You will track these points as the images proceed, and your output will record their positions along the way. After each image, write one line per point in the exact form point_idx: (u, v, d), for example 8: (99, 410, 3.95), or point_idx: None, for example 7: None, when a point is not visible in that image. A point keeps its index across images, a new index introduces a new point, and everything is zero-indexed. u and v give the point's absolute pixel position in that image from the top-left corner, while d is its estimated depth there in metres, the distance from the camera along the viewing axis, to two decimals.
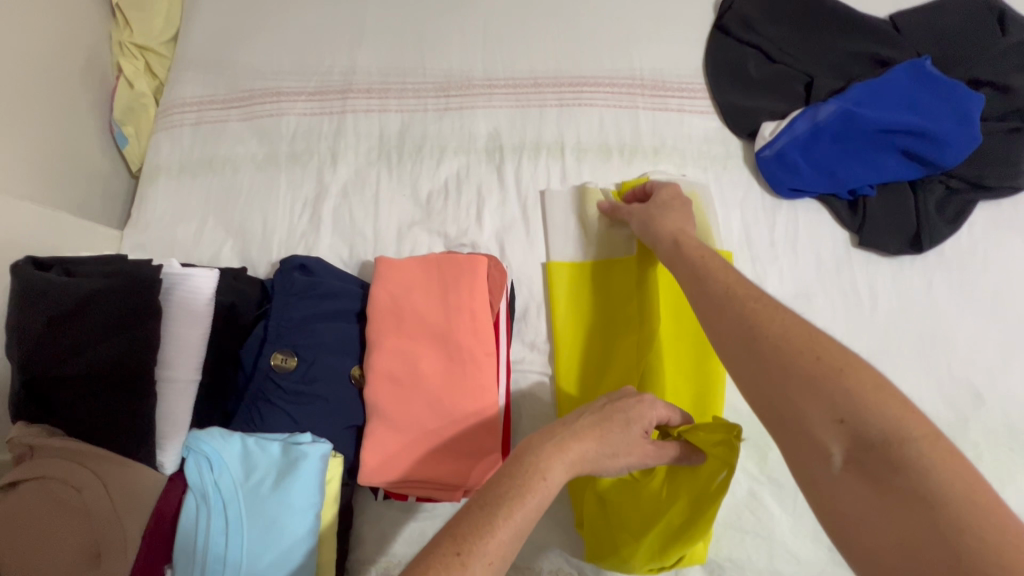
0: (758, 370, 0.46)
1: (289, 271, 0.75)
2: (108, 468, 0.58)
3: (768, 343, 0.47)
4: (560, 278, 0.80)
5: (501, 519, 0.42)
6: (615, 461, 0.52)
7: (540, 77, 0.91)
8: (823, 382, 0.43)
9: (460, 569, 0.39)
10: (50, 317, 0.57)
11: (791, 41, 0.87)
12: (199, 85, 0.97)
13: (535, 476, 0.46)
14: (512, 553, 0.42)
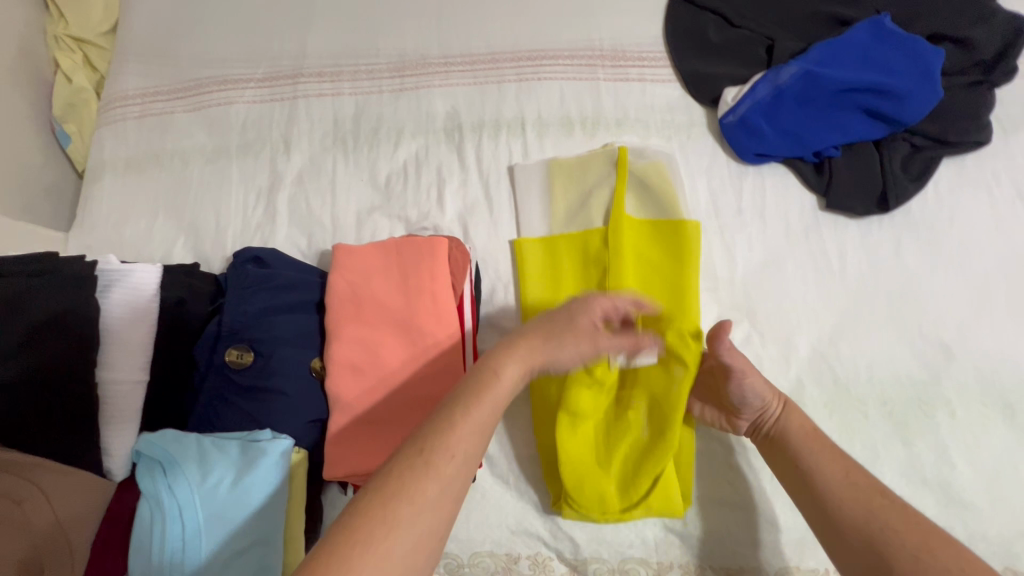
0: (800, 474, 0.57)
1: (243, 263, 0.73)
2: (49, 478, 0.55)
3: (810, 449, 0.58)
4: (525, 260, 0.77)
5: (450, 423, 0.42)
6: (567, 354, 0.51)
7: (497, 52, 0.88)
8: (844, 488, 0.54)
9: (415, 473, 0.39)
10: None
11: (750, 3, 0.85)
12: (140, 76, 0.92)
13: (484, 374, 0.47)
14: (469, 449, 0.42)
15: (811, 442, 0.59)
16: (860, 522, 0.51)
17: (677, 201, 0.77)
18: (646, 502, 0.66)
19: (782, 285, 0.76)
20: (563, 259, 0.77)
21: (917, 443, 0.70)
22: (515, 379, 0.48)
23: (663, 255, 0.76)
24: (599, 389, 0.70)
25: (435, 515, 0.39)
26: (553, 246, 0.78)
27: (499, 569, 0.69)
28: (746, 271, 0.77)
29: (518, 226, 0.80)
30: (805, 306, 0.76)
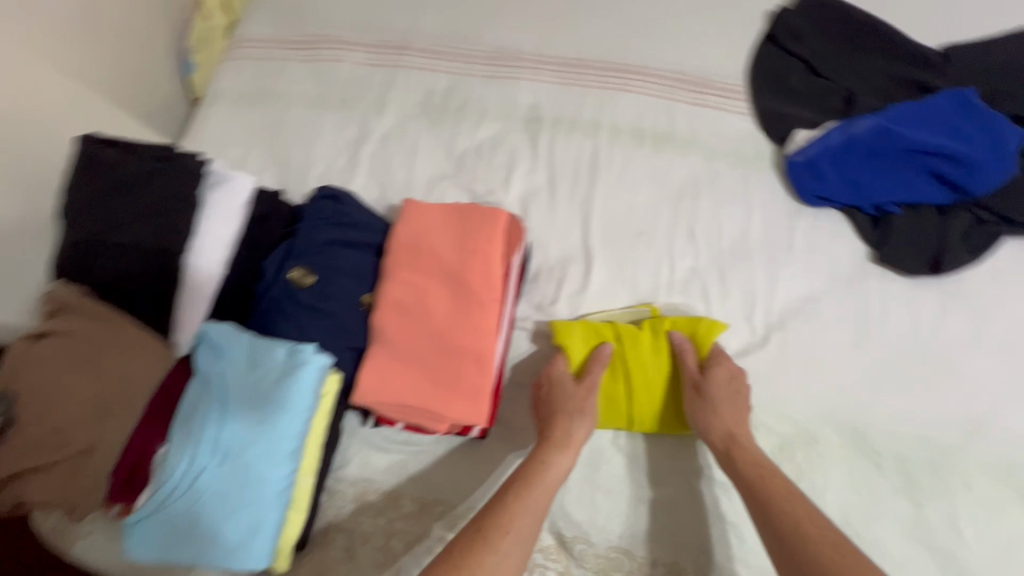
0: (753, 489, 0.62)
1: (322, 198, 0.80)
2: (133, 339, 0.64)
3: (757, 472, 0.63)
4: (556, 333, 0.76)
5: (508, 518, 0.60)
6: (565, 466, 0.65)
7: (587, 59, 0.94)
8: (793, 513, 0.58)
9: (486, 545, 0.57)
10: (107, 187, 0.65)
11: (836, 58, 0.89)
12: (268, 24, 1.04)
13: (539, 485, 0.63)
14: (512, 532, 0.59)
15: (764, 471, 0.63)
16: (770, 503, 0.60)
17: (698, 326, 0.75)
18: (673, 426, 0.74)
19: (816, 322, 0.78)
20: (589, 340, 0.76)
21: (926, 505, 0.70)
22: (559, 478, 0.64)
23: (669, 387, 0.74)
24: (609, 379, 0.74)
25: (519, 531, 0.59)
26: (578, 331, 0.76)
27: None
28: (784, 303, 0.80)
29: (574, 218, 0.85)
30: (837, 346, 0.77)
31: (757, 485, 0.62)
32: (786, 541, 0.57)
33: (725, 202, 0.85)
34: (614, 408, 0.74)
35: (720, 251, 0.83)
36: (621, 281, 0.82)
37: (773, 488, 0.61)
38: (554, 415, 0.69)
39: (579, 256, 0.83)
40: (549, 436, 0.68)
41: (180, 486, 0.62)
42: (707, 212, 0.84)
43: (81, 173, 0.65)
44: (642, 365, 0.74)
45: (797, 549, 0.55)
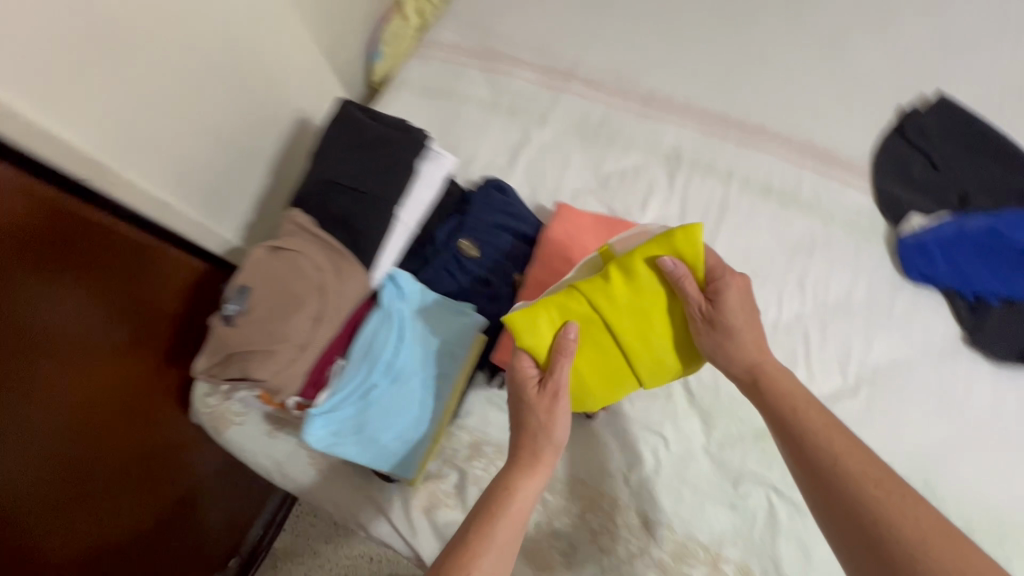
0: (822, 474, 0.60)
1: (490, 186, 0.94)
2: (344, 266, 0.76)
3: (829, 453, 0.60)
4: (535, 335, 0.71)
5: (485, 542, 0.59)
6: (540, 476, 0.65)
7: (730, 117, 1.07)
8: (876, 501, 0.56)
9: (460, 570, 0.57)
10: (351, 143, 0.79)
11: (958, 161, 1.00)
12: (455, 34, 1.20)
13: (511, 501, 0.62)
14: (495, 554, 0.59)
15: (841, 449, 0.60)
16: (845, 489, 0.58)
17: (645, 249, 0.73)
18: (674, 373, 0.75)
19: (904, 385, 0.87)
20: (570, 314, 0.74)
21: None
22: (535, 495, 0.64)
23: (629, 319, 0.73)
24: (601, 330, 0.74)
25: (499, 555, 0.59)
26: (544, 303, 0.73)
27: (583, 496, 0.83)
28: (877, 362, 0.89)
29: None
30: (920, 409, 0.85)
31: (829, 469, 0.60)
32: (867, 530, 0.55)
33: (836, 264, 0.95)
34: (617, 376, 0.75)
35: (825, 305, 0.93)
36: None
37: (851, 468, 0.59)
38: (521, 431, 0.68)
39: None
40: (517, 456, 0.66)
41: (356, 394, 0.76)
42: (818, 268, 0.95)
43: (338, 125, 0.80)
44: (591, 315, 0.74)
45: (881, 542, 0.54)
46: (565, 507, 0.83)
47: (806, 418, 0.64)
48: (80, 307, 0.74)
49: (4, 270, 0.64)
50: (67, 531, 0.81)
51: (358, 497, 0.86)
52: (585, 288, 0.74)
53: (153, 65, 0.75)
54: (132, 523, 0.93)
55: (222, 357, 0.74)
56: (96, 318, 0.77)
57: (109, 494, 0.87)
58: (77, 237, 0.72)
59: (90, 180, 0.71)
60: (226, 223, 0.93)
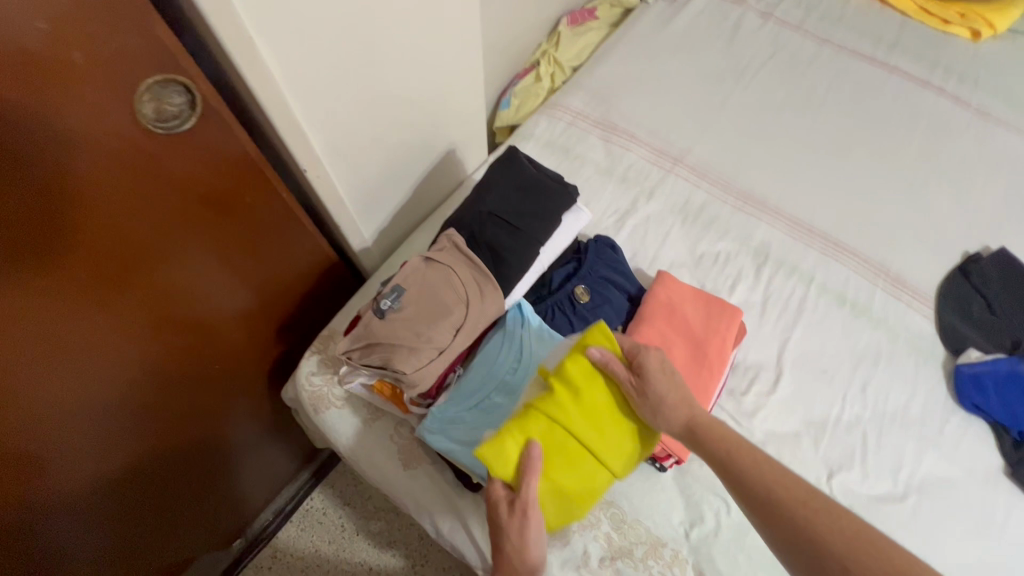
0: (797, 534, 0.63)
1: (606, 245, 1.06)
2: (489, 289, 0.86)
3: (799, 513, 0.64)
4: (503, 465, 0.71)
5: None
6: None
7: (815, 227, 1.20)
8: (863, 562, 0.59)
9: None
10: (514, 185, 0.92)
11: (1013, 308, 1.11)
12: (582, 102, 1.35)
13: None
14: None
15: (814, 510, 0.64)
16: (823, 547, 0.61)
17: (597, 346, 0.79)
18: (631, 447, 0.78)
19: (948, 501, 0.95)
20: (529, 431, 0.74)
21: None
22: None
23: (606, 427, 0.77)
24: (563, 441, 0.74)
25: None
26: (507, 431, 0.74)
27: (648, 541, 0.89)
28: (926, 475, 0.97)
29: (776, 338, 1.07)
30: (961, 526, 0.93)
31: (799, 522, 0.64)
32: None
33: (896, 377, 1.05)
34: (589, 475, 0.75)
35: (883, 413, 1.02)
36: (800, 400, 1.02)
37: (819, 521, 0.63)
38: (503, 553, 0.70)
39: (771, 368, 1.05)
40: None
41: (471, 403, 0.84)
42: (880, 378, 1.05)
43: (507, 165, 0.93)
44: (552, 428, 0.75)
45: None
46: (629, 549, 0.88)
47: (752, 454, 0.70)
48: (214, 261, 0.81)
49: (184, 215, 0.72)
50: (123, 461, 0.87)
51: (440, 501, 0.91)
52: (539, 407, 0.75)
53: (385, 86, 0.85)
54: (166, 470, 0.98)
55: (367, 344, 0.82)
56: (224, 276, 0.85)
57: (161, 436, 0.92)
58: (249, 207, 0.80)
59: (308, 171, 0.82)
60: (369, 226, 1.04)
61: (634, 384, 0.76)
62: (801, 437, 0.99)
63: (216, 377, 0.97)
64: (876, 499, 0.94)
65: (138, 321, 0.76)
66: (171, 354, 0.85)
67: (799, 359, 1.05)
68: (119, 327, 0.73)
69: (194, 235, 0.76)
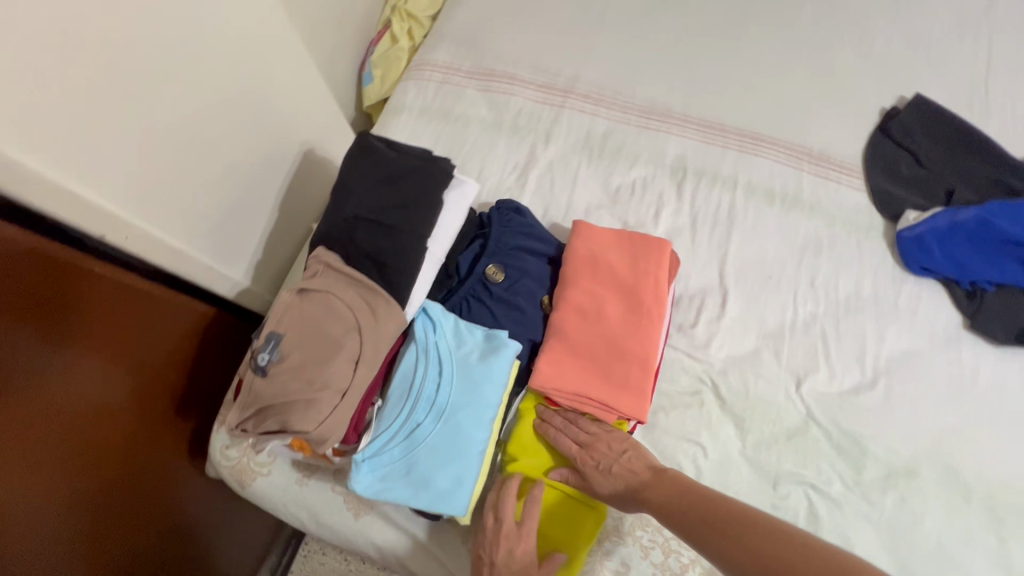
0: (668, 513, 0.67)
1: (509, 209, 0.94)
2: (383, 307, 0.74)
3: (664, 500, 0.68)
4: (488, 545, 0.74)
5: None
6: None
7: (726, 125, 1.10)
8: (720, 526, 0.62)
9: None
10: (379, 177, 0.78)
11: (940, 155, 1.07)
12: (448, 54, 1.19)
13: None
14: None
15: (679, 498, 0.67)
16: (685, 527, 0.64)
17: (528, 408, 0.84)
18: None
19: (916, 374, 0.91)
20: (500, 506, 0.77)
21: (1009, 541, 0.81)
22: None
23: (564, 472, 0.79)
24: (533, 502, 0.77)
25: None
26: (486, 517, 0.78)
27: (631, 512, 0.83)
28: (889, 353, 0.93)
29: (713, 256, 1.00)
30: (935, 395, 0.90)
31: (660, 502, 0.68)
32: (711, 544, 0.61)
33: (840, 261, 0.99)
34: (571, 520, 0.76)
35: (836, 302, 0.96)
36: (750, 314, 0.95)
37: (676, 499, 0.67)
38: None
39: (716, 290, 0.97)
40: None
41: (399, 435, 0.74)
42: (825, 267, 0.99)
43: (365, 156, 0.80)
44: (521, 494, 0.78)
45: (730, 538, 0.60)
46: (615, 525, 0.82)
47: (676, 486, 0.69)
48: (69, 368, 0.65)
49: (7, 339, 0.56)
50: None
51: (402, 539, 0.82)
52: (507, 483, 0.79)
53: (172, 111, 0.70)
54: None
55: (259, 410, 0.69)
56: (93, 380, 0.69)
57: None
58: (84, 300, 0.66)
59: (108, 238, 0.66)
60: (235, 263, 0.90)
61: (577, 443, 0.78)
62: (761, 352, 0.93)
63: (161, 493, 0.86)
64: (847, 394, 0.90)
65: (29, 472, 0.62)
66: (82, 489, 0.70)
67: (741, 272, 0.98)
68: (24, 500, 0.61)
69: (31, 355, 0.60)
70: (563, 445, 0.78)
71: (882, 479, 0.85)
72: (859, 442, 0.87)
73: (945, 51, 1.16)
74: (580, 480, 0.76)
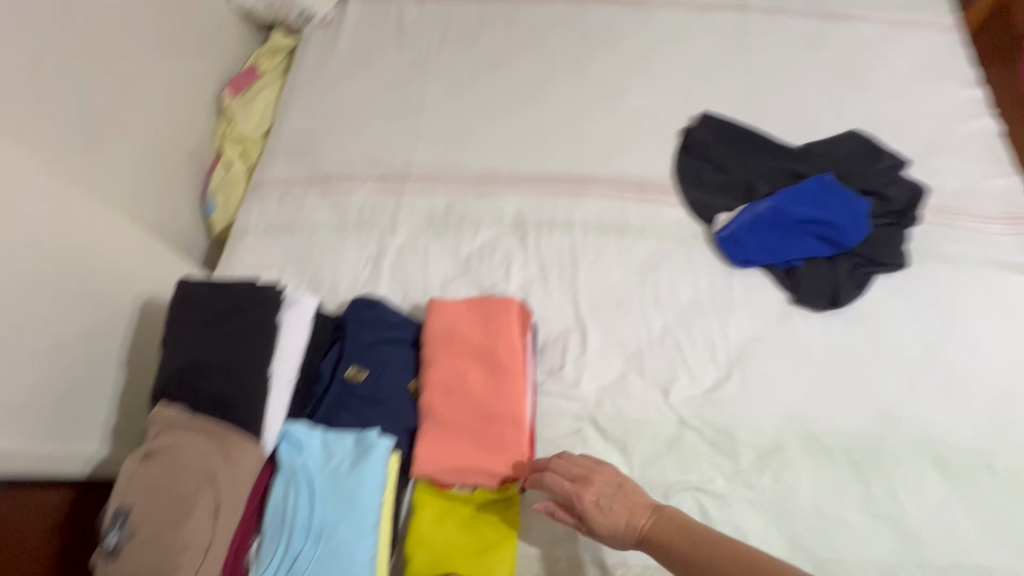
0: (675, 558, 0.67)
1: (361, 306, 0.97)
2: (234, 447, 0.73)
3: (671, 541, 0.68)
4: None
5: None
6: None
7: (553, 175, 1.21)
8: (735, 573, 0.62)
9: None
10: (208, 319, 0.79)
11: (737, 157, 1.22)
12: (283, 169, 1.23)
13: None
14: None
15: (683, 539, 0.68)
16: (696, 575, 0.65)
17: (420, 502, 0.84)
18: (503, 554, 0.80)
19: (762, 356, 1.01)
20: None
21: (873, 484, 0.90)
22: None
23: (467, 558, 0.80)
24: None
25: None
26: None
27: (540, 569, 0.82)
28: (736, 343, 1.02)
29: (567, 297, 1.07)
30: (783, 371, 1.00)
31: (667, 544, 0.68)
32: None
33: (676, 272, 1.09)
34: None
35: (682, 310, 1.06)
36: (610, 342, 1.02)
37: (680, 542, 0.68)
38: None
39: (575, 328, 1.04)
40: None
41: (281, 569, 0.73)
42: (665, 281, 1.09)
43: (191, 301, 0.80)
44: None
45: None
46: None
47: (676, 523, 0.69)
48: None
49: None
50: None
51: None
52: None
53: None
54: None
55: None
56: None
57: None
58: None
59: None
60: (82, 435, 0.86)
61: (568, 478, 0.77)
62: (627, 375, 0.99)
63: None
64: (709, 391, 0.98)
65: None
66: None
67: (594, 305, 1.06)
68: None
69: None
70: (555, 484, 0.77)
71: (756, 461, 0.92)
72: (729, 433, 0.94)
73: (719, 70, 1.34)
74: (583, 523, 0.75)
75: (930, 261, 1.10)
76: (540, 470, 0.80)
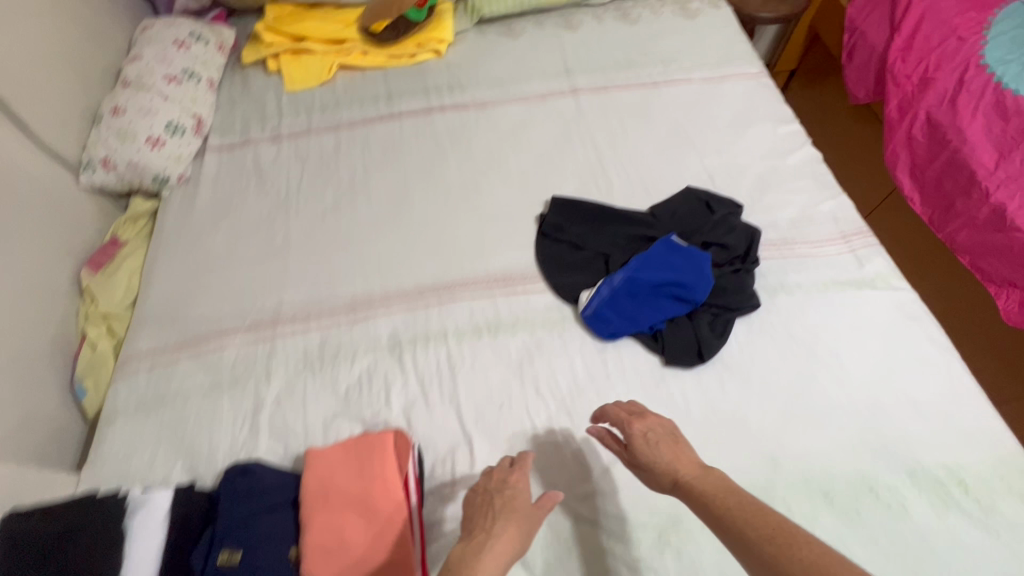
0: (698, 500, 0.75)
1: (234, 476, 0.94)
2: None
3: (697, 486, 0.76)
4: None
5: None
6: None
7: (422, 286, 1.24)
8: (754, 523, 0.68)
9: None
10: (45, 551, 0.80)
11: (592, 232, 1.28)
12: (150, 338, 1.20)
13: None
14: None
15: (714, 488, 0.75)
16: (721, 515, 0.71)
17: None
18: None
19: None
20: None
21: None
22: None
23: None
24: None
25: None
26: None
27: None
28: None
29: (450, 410, 1.07)
30: None
31: (694, 489, 0.76)
32: (741, 537, 0.68)
33: (552, 360, 1.12)
34: None
35: (563, 397, 1.07)
36: (499, 448, 1.02)
37: (709, 488, 0.75)
38: None
39: (462, 441, 1.03)
40: None
41: None
42: (543, 370, 1.11)
43: (25, 538, 0.81)
44: None
45: (768, 533, 0.66)
46: None
47: (717, 479, 0.76)
48: None
49: None
50: None
51: None
52: None
53: None
54: None
55: None
56: None
57: None
58: None
59: None
60: None
61: (630, 414, 0.91)
62: None
63: None
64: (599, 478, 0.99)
65: None
66: None
67: (478, 411, 1.07)
68: None
69: None
70: (616, 416, 0.91)
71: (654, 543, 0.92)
72: (622, 520, 0.95)
73: (563, 154, 1.44)
74: (637, 469, 0.84)
75: (780, 295, 1.18)
76: (608, 412, 0.94)
